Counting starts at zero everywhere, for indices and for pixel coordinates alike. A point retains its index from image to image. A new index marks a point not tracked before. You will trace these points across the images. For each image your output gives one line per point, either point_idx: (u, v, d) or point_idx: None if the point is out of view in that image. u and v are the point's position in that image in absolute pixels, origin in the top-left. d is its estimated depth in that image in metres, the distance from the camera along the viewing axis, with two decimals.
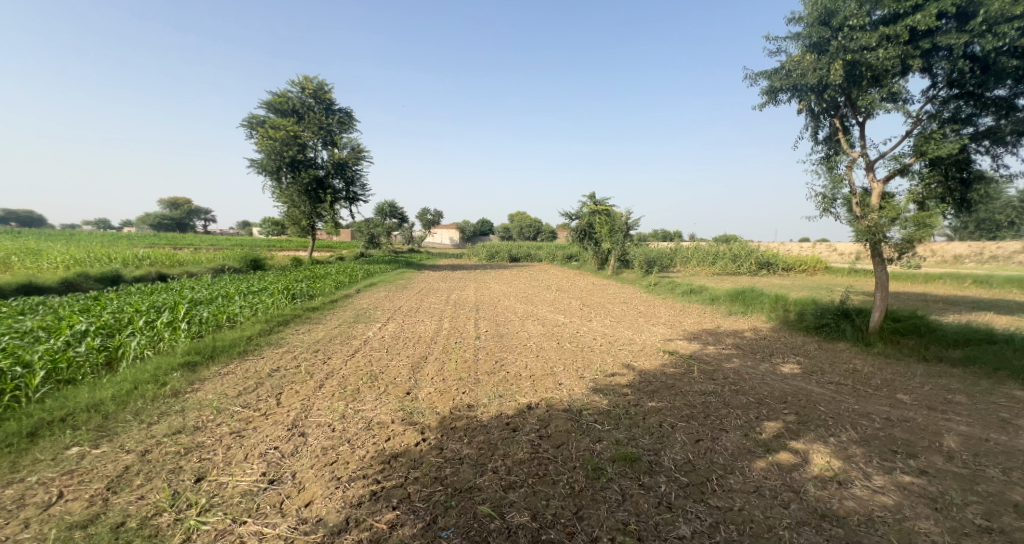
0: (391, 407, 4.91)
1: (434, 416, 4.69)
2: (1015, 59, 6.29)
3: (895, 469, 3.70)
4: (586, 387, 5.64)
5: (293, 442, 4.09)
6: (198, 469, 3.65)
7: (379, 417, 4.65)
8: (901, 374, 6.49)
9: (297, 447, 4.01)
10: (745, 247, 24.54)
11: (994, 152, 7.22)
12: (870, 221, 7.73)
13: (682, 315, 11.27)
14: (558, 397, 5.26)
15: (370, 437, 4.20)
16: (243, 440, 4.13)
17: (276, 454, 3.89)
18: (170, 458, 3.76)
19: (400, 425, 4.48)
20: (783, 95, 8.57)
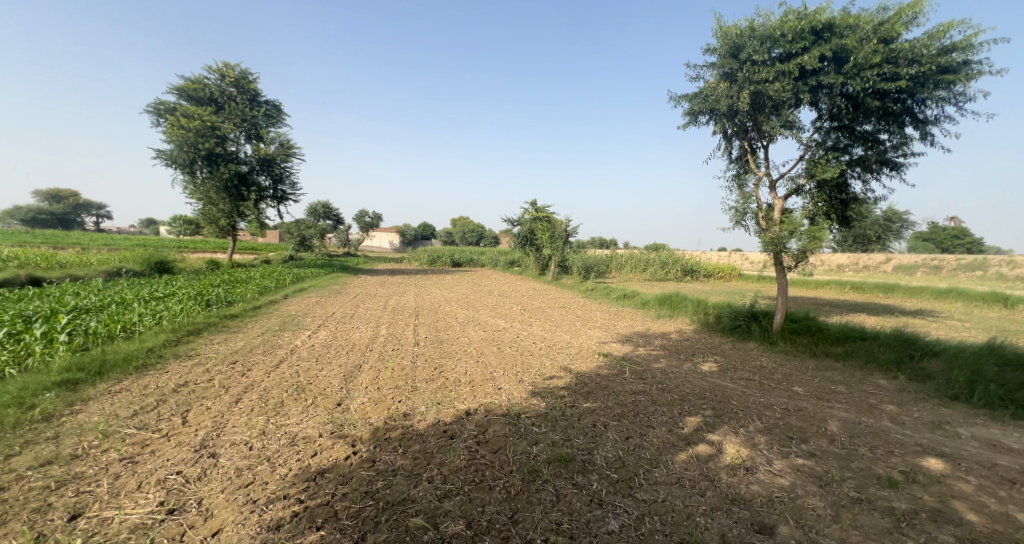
0: (320, 419, 4.68)
1: (368, 427, 4.55)
2: (877, 100, 7.43)
3: (790, 453, 4.20)
4: (524, 390, 5.77)
5: (201, 465, 3.75)
6: (75, 504, 3.23)
7: (306, 431, 4.41)
8: (797, 368, 7.35)
9: (206, 471, 3.69)
10: (673, 255, 26.33)
11: (865, 178, 8.45)
12: (773, 234, 8.71)
13: (616, 319, 11.90)
14: (496, 402, 5.32)
15: (294, 454, 3.97)
16: (136, 467, 3.72)
17: (179, 480, 3.54)
18: (35, 494, 3.29)
19: (329, 438, 4.28)
20: (702, 117, 9.41)
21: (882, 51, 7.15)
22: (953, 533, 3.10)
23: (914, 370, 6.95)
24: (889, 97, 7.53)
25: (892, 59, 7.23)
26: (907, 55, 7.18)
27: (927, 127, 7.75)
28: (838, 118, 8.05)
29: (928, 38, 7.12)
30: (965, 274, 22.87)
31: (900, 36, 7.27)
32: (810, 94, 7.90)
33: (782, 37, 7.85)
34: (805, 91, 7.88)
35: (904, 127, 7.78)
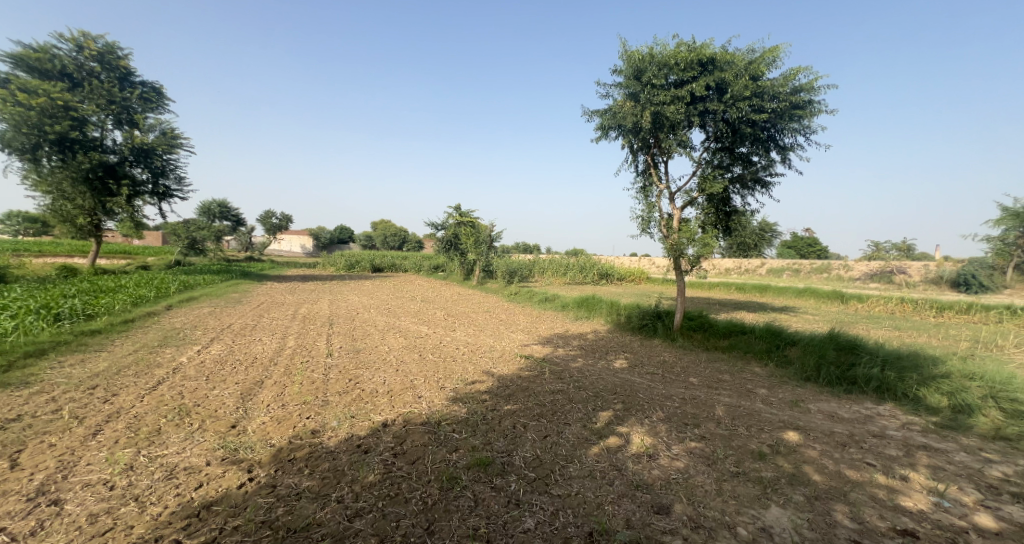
0: (207, 446, 4.18)
1: (268, 449, 4.16)
2: (750, 127, 8.60)
3: (686, 438, 4.66)
4: (444, 397, 5.70)
5: (40, 516, 3.13)
6: None
7: (188, 461, 3.91)
8: (694, 362, 8.18)
9: (47, 522, 3.09)
10: (590, 260, 27.85)
11: (743, 194, 9.72)
12: (673, 241, 9.63)
13: (538, 322, 12.27)
14: (414, 410, 5.19)
15: (172, 489, 3.49)
16: None
17: (6, 538, 2.92)
18: None
19: (219, 466, 3.83)
20: (612, 131, 10.10)
21: (752, 85, 8.29)
22: (805, 493, 3.67)
23: (780, 357, 8.14)
24: (758, 126, 8.75)
25: (759, 93, 8.42)
26: (770, 91, 8.41)
27: (786, 152, 9.16)
28: (721, 140, 9.15)
29: (785, 78, 8.43)
30: (819, 275, 27.35)
31: (765, 75, 8.51)
32: (699, 118, 8.90)
33: (676, 65, 8.72)
34: (695, 115, 8.85)
35: (770, 151, 9.11)
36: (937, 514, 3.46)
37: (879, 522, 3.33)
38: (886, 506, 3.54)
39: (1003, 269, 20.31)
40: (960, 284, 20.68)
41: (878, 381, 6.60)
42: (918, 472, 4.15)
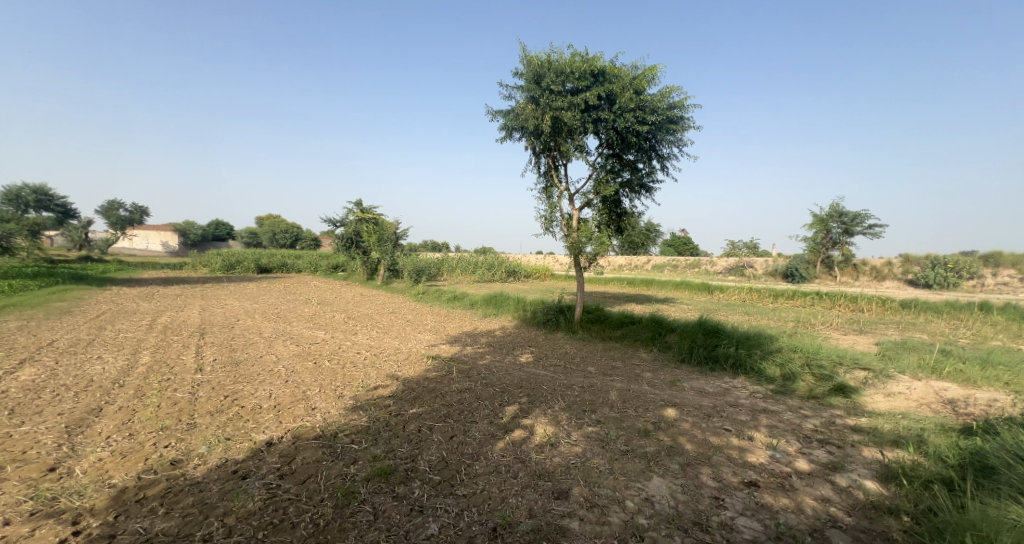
0: (9, 500, 3.34)
1: (105, 492, 3.48)
2: (636, 137, 9.46)
3: (584, 424, 4.98)
4: (341, 406, 5.34)
5: None
6: None
7: None
8: (592, 352, 8.77)
9: None
10: (496, 257, 28.33)
11: (631, 197, 10.67)
12: (572, 240, 10.21)
13: (446, 321, 12.14)
14: (306, 424, 4.77)
15: None
16: None
17: None
18: None
19: (27, 524, 3.09)
20: (515, 132, 10.38)
21: (637, 99, 9.13)
22: (679, 462, 4.16)
23: (662, 343, 9.12)
24: (642, 136, 9.68)
25: (642, 106, 9.31)
26: (650, 105, 9.33)
27: (665, 161, 10.27)
28: (612, 147, 9.93)
29: (662, 95, 9.45)
30: (692, 270, 31.25)
31: (647, 91, 9.43)
32: (593, 125, 9.55)
33: (571, 74, 9.23)
34: (590, 122, 9.48)
35: (652, 160, 10.12)
36: (773, 465, 4.18)
37: (733, 478, 3.90)
38: (738, 464, 4.17)
39: (814, 264, 25.28)
40: (789, 276, 25.26)
41: (733, 357, 7.75)
42: (761, 432, 4.97)
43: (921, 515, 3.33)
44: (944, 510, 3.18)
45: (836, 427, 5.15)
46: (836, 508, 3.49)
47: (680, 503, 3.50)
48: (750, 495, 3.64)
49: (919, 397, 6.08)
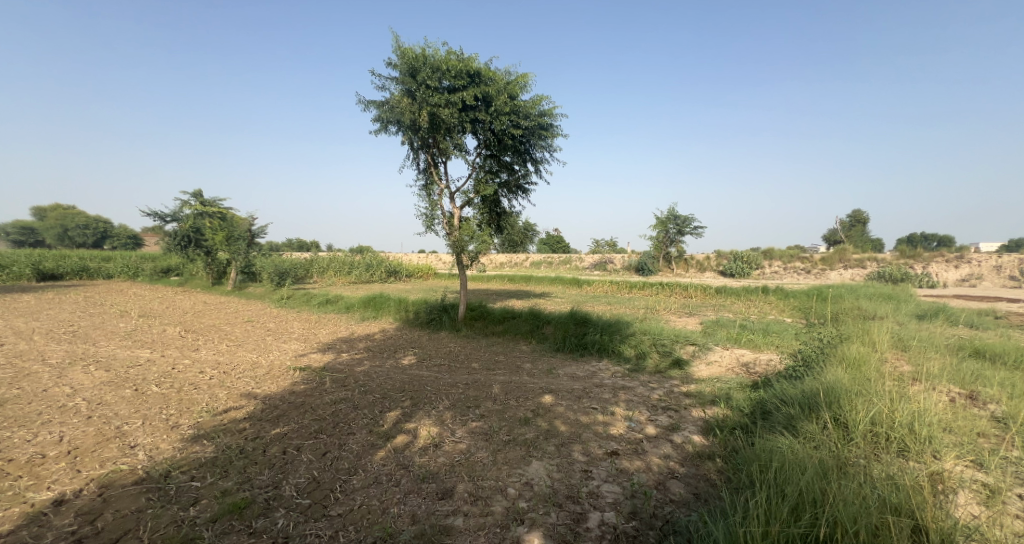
0: None
1: None
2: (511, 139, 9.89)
3: (468, 420, 5.05)
4: (176, 438, 4.51)
5: None
6: None
7: None
8: (476, 349, 8.91)
9: None
10: (375, 256, 26.81)
11: (509, 197, 11.13)
12: (454, 238, 10.22)
13: (317, 327, 11.11)
14: (121, 468, 3.91)
15: None
16: None
17: None
18: None
19: None
20: (391, 125, 9.97)
21: (511, 103, 9.56)
22: (554, 443, 4.49)
23: (539, 335, 9.70)
24: (517, 139, 10.17)
25: (516, 111, 9.78)
26: (523, 111, 9.86)
27: (539, 165, 10.94)
28: (490, 148, 10.21)
29: (534, 103, 10.06)
30: (566, 266, 33.85)
31: (520, 97, 9.93)
32: (471, 125, 9.70)
33: (447, 71, 9.23)
34: (467, 122, 9.61)
35: (527, 162, 10.69)
36: (629, 433, 4.79)
37: (599, 451, 4.37)
38: (603, 437, 4.68)
39: (660, 259, 29.50)
40: (641, 270, 29.07)
41: (599, 343, 8.63)
42: (620, 406, 5.65)
43: (728, 454, 4.17)
44: (742, 448, 4.04)
45: (674, 395, 6.12)
46: (674, 462, 4.16)
47: (555, 482, 3.79)
48: (612, 463, 4.12)
49: (730, 363, 7.59)
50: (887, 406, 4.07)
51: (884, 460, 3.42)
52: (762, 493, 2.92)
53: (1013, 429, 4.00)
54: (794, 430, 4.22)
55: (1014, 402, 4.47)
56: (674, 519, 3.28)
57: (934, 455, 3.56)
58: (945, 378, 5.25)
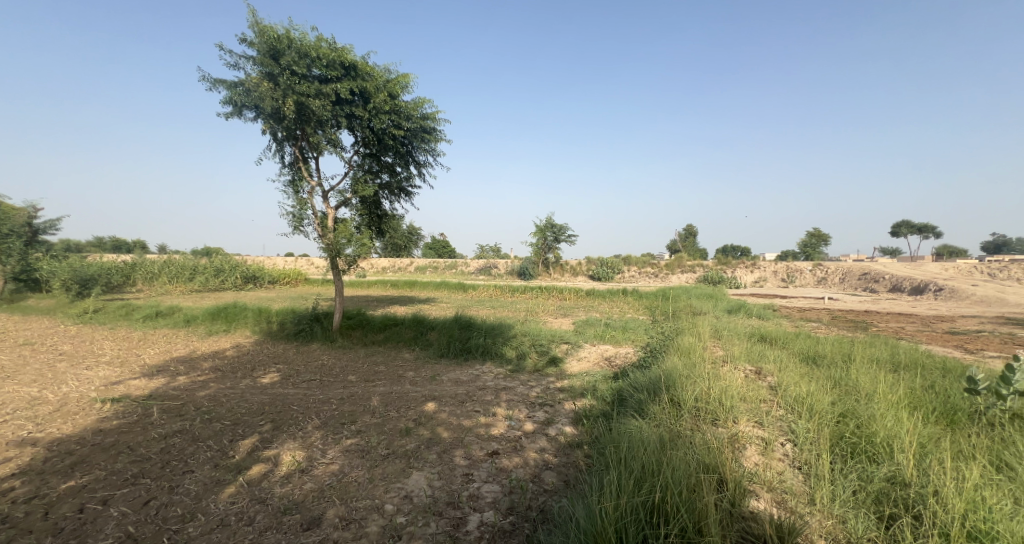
0: None
1: None
2: (392, 139, 9.55)
3: (342, 438, 4.66)
4: None
5: None
6: None
7: None
8: (352, 360, 8.30)
9: None
10: (226, 260, 23.24)
11: (391, 199, 10.72)
12: (328, 241, 9.41)
13: (143, 347, 9.15)
14: None
15: None
16: None
17: None
18: None
19: None
20: (248, 111, 8.81)
21: (391, 102, 9.24)
22: (436, 451, 4.40)
23: (423, 341, 9.48)
24: (398, 140, 9.86)
25: (397, 111, 9.48)
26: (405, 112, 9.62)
27: (422, 168, 10.75)
28: (368, 147, 9.70)
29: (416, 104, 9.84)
30: (450, 271, 33.76)
31: (400, 96, 9.64)
32: (346, 120, 9.09)
33: (318, 59, 8.52)
34: (342, 116, 8.99)
35: (409, 165, 10.44)
36: (509, 432, 4.93)
37: (480, 452, 4.42)
38: (484, 438, 4.74)
39: (539, 264, 31.29)
40: (523, 274, 30.53)
41: (483, 346, 8.77)
42: (501, 406, 5.81)
43: (592, 439, 4.58)
44: (602, 432, 4.48)
45: (549, 391, 6.51)
46: (548, 454, 4.41)
47: (435, 490, 3.71)
48: (492, 463, 4.19)
49: (596, 357, 8.39)
50: (704, 386, 4.94)
51: (704, 429, 4.11)
52: (613, 470, 3.27)
53: (778, 394, 5.15)
54: (642, 412, 4.84)
55: (784, 372, 5.78)
56: (547, 507, 3.47)
57: (729, 421, 4.38)
58: (743, 357, 6.59)
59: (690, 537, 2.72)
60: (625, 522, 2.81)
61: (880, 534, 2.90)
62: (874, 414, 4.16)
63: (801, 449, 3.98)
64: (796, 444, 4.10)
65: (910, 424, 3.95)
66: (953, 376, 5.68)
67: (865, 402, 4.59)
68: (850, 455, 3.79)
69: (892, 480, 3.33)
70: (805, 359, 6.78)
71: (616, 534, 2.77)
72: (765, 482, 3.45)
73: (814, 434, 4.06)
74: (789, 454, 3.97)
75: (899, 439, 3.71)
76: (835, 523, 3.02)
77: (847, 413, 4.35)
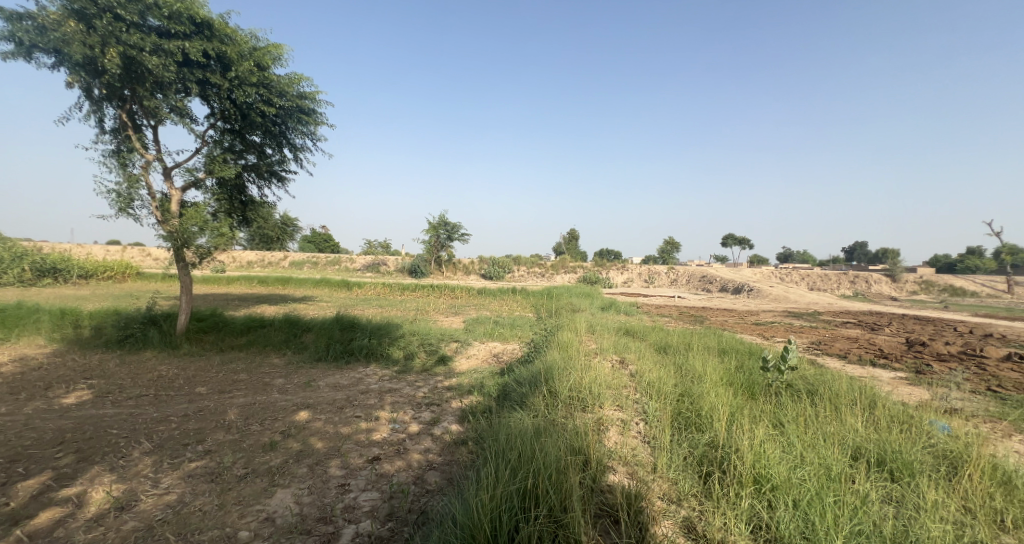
0: None
1: None
2: (258, 116, 8.61)
3: (183, 461, 4.07)
4: None
5: None
6: None
7: None
8: (201, 369, 7.21)
9: None
10: (10, 248, 18.05)
11: (258, 183, 9.66)
12: (173, 227, 8.02)
13: None
14: None
15: None
16: None
17: None
18: None
19: None
20: (46, 56, 7.11)
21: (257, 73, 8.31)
22: (307, 464, 4.08)
23: (298, 344, 8.67)
24: (269, 118, 8.94)
25: (266, 84, 8.58)
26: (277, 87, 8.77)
27: (299, 152, 9.88)
28: (228, 121, 8.60)
29: (291, 80, 8.96)
30: (332, 267, 31.35)
31: (271, 69, 8.72)
32: (197, 86, 7.91)
33: (155, 7, 7.20)
34: (192, 81, 7.80)
35: (282, 147, 9.54)
36: (391, 436, 4.81)
37: (358, 460, 4.22)
38: (364, 445, 4.54)
39: (431, 262, 30.75)
40: (414, 272, 29.74)
41: (367, 347, 8.35)
42: (385, 410, 5.62)
43: (475, 434, 4.69)
44: (484, 427, 4.62)
45: (437, 390, 6.49)
46: (432, 454, 4.41)
47: (304, 507, 3.45)
48: (371, 470, 4.04)
49: (485, 355, 8.60)
50: (578, 376, 5.47)
51: (575, 415, 4.53)
52: (491, 463, 3.42)
53: (637, 379, 5.91)
54: (523, 405, 5.13)
55: (640, 361, 6.65)
56: (429, 507, 3.46)
57: (597, 406, 4.87)
58: (611, 349, 7.39)
59: (557, 515, 2.98)
60: (499, 510, 2.96)
61: (700, 489, 3.53)
62: (702, 391, 5.04)
63: (649, 425, 4.61)
64: (647, 421, 4.73)
65: (724, 397, 4.86)
66: (754, 357, 7.21)
67: (697, 382, 5.53)
68: (685, 426, 4.53)
69: (710, 444, 4.05)
70: (658, 348, 7.88)
71: (494, 523, 2.90)
72: (620, 457, 3.93)
73: (660, 412, 4.75)
74: (642, 431, 4.58)
75: (715, 410, 4.53)
76: (670, 485, 3.59)
77: (685, 393, 5.18)
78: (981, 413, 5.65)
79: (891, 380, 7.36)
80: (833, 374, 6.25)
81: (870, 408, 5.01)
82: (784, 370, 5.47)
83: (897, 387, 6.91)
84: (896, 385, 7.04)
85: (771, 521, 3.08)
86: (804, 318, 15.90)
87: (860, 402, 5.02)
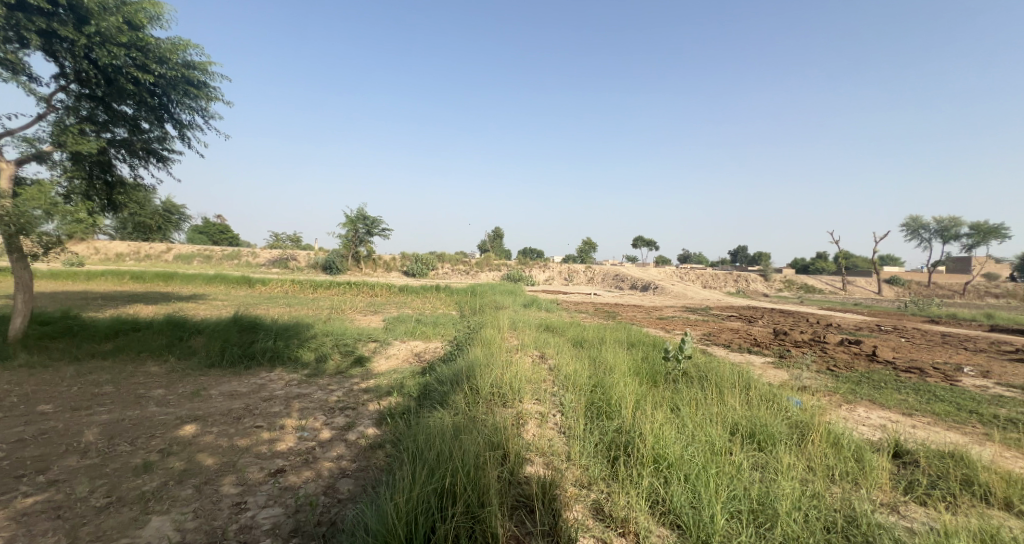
0: None
1: None
2: (130, 83, 7.41)
3: (15, 497, 3.30)
4: None
5: None
6: None
7: None
8: (47, 382, 5.93)
9: None
10: None
11: (131, 162, 8.33)
12: (6, 209, 6.48)
13: None
14: None
15: None
16: None
17: None
18: None
19: None
20: None
21: (127, 31, 7.11)
22: (193, 484, 3.52)
23: (183, 348, 7.54)
24: (145, 88, 7.75)
25: (140, 47, 7.39)
26: (155, 52, 7.57)
27: (187, 131, 8.70)
28: (86, 85, 7.27)
29: (173, 46, 7.80)
30: (229, 261, 28.10)
31: (146, 29, 7.52)
32: (38, 38, 6.51)
33: None
34: (32, 31, 6.41)
35: (163, 122, 8.33)
36: (299, 445, 4.34)
37: (258, 474, 3.74)
38: (266, 457, 4.04)
39: (348, 257, 28.90)
40: (327, 268, 27.73)
41: (272, 350, 7.54)
42: (292, 417, 5.07)
43: (394, 436, 4.41)
44: (402, 428, 4.36)
45: (353, 393, 6.05)
46: (346, 460, 4.05)
47: (187, 534, 2.98)
48: (273, 484, 3.60)
49: (405, 354, 8.22)
50: (500, 373, 5.44)
51: (495, 411, 4.46)
52: (408, 464, 3.22)
53: (555, 373, 6.03)
54: (444, 402, 4.94)
55: (559, 355, 6.82)
56: (341, 517, 3.16)
57: (516, 400, 4.88)
58: (532, 345, 7.49)
59: (475, 510, 2.91)
60: (415, 513, 2.79)
61: (608, 472, 3.65)
62: (612, 382, 5.26)
63: (565, 415, 4.70)
64: (563, 412, 4.82)
65: (631, 386, 5.13)
66: (656, 348, 7.81)
67: (608, 373, 5.79)
68: (596, 414, 4.68)
69: (618, 430, 4.22)
70: (575, 343, 8.15)
71: (406, 527, 2.73)
72: (538, 448, 3.94)
73: (574, 403, 4.87)
74: (558, 421, 4.64)
75: (623, 398, 4.76)
76: (581, 471, 3.67)
77: (597, 384, 5.37)
78: (822, 389, 6.68)
79: (762, 364, 8.43)
80: (716, 361, 6.97)
81: (746, 389, 5.63)
82: (682, 359, 5.91)
83: (765, 370, 7.91)
84: (764, 368, 8.08)
85: (666, 495, 3.28)
86: (700, 312, 17.65)
87: (739, 383, 5.62)
